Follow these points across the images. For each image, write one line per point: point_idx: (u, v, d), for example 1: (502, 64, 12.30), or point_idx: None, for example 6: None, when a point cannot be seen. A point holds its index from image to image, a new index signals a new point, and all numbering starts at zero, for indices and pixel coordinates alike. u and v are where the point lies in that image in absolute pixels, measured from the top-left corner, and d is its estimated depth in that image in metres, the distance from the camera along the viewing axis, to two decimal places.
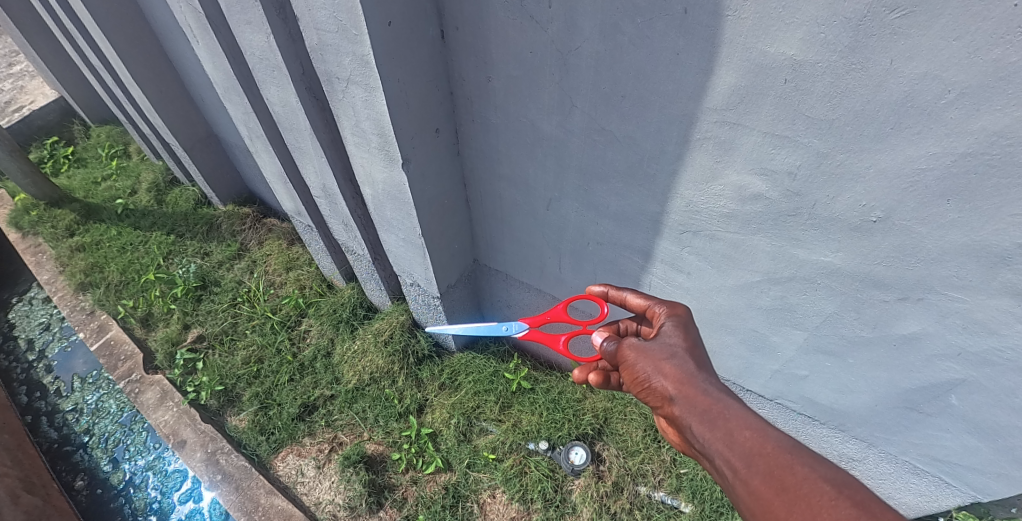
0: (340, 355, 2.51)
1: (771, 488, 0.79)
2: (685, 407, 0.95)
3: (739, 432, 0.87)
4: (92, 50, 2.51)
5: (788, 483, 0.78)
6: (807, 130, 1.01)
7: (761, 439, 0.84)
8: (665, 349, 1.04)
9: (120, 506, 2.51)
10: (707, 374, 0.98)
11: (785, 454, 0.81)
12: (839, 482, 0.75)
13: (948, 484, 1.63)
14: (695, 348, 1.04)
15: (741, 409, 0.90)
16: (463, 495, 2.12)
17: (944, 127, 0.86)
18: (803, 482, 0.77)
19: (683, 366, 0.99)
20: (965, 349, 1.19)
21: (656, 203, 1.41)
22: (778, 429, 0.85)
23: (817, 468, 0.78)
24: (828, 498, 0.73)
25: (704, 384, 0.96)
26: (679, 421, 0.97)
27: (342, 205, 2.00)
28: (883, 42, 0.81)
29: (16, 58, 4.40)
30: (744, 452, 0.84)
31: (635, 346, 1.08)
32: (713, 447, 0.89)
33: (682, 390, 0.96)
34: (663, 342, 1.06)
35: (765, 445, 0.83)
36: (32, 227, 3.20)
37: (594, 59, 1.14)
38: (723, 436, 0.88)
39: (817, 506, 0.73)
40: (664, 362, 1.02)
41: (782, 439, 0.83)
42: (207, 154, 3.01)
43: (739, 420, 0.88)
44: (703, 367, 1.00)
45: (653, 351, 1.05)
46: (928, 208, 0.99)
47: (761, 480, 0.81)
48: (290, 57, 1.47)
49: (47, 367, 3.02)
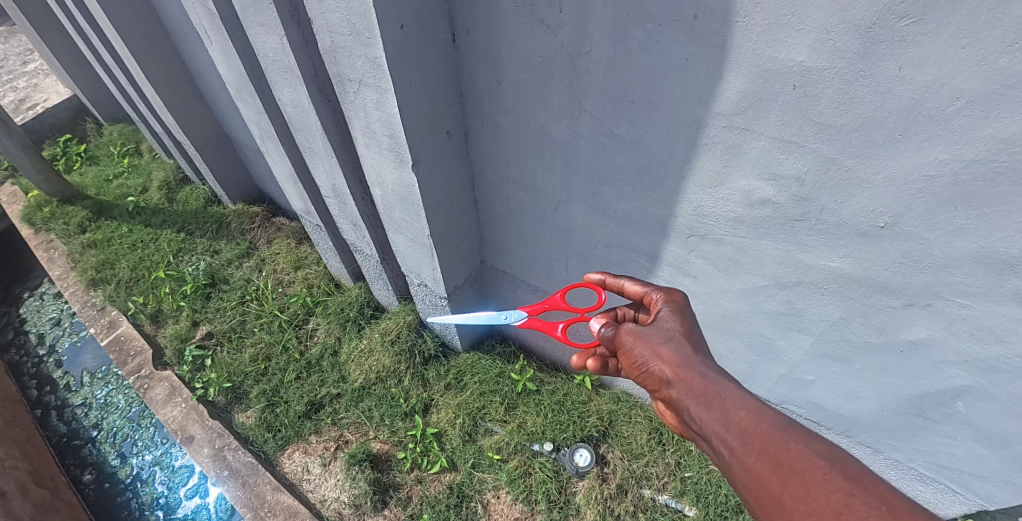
0: (347, 354, 2.53)
1: (765, 465, 0.80)
2: (682, 389, 0.96)
3: (735, 412, 0.87)
4: (106, 49, 2.55)
5: (783, 460, 0.78)
6: (815, 136, 1.01)
7: (755, 418, 0.85)
8: (662, 333, 1.06)
9: (128, 500, 2.54)
10: (703, 357, 0.99)
11: (780, 432, 0.82)
12: (833, 457, 0.76)
13: (954, 492, 1.62)
14: (692, 332, 1.06)
15: (737, 390, 0.91)
16: (468, 495, 2.14)
17: (952, 134, 0.86)
18: (798, 458, 0.77)
19: (679, 350, 1.01)
20: (973, 356, 1.19)
21: (663, 207, 1.42)
22: (772, 408, 0.86)
23: (810, 444, 0.79)
24: (822, 472, 0.74)
25: (700, 367, 0.97)
26: (676, 404, 0.98)
27: (351, 205, 2.02)
28: (892, 49, 0.81)
29: (31, 56, 4.45)
30: (740, 432, 0.85)
31: (632, 331, 1.10)
32: (709, 427, 0.90)
33: (678, 373, 0.97)
34: (660, 327, 1.08)
35: (760, 424, 0.84)
36: (44, 224, 3.25)
37: (604, 63, 1.15)
38: (719, 416, 0.89)
39: (811, 482, 0.74)
40: (661, 346, 1.03)
41: (776, 418, 0.84)
42: (217, 153, 3.04)
43: (734, 401, 0.89)
44: (699, 351, 1.01)
45: (650, 335, 1.06)
46: (937, 215, 0.99)
47: (755, 457, 0.81)
48: (303, 59, 1.49)
49: (57, 362, 3.06)
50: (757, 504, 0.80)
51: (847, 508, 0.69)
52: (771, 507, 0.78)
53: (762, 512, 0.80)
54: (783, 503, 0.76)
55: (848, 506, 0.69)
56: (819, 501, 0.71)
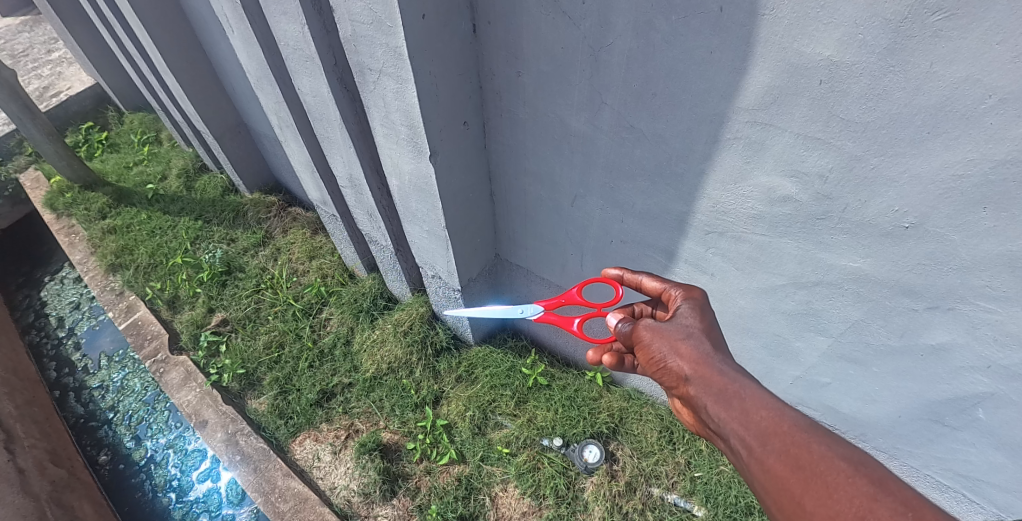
0: (359, 344, 2.56)
1: (785, 466, 0.79)
2: (700, 387, 0.95)
3: (754, 411, 0.86)
4: (130, 38, 2.59)
5: (804, 461, 0.77)
6: (841, 132, 0.99)
7: (776, 418, 0.84)
8: (681, 329, 1.04)
9: (141, 481, 2.58)
10: (723, 355, 0.98)
11: (802, 433, 0.81)
12: (856, 460, 0.75)
13: (971, 501, 1.59)
14: (712, 329, 1.04)
15: (758, 389, 0.90)
16: (475, 487, 2.14)
17: (984, 132, 0.84)
18: (820, 460, 0.76)
19: (699, 347, 1.00)
20: (996, 362, 1.17)
21: (682, 202, 1.40)
22: (794, 409, 0.85)
23: (833, 447, 0.78)
24: (845, 475, 0.73)
25: (720, 364, 0.96)
26: (694, 401, 0.97)
27: (368, 196, 2.03)
28: (923, 44, 0.79)
29: (55, 44, 4.54)
30: (760, 431, 0.84)
31: (651, 327, 1.09)
32: (727, 426, 0.89)
33: (697, 369, 0.96)
34: (679, 323, 1.06)
35: (781, 424, 0.83)
36: (66, 209, 3.30)
37: (627, 56, 1.14)
38: (738, 415, 0.88)
39: (834, 484, 0.73)
40: (680, 342, 1.02)
41: (798, 418, 0.83)
42: (235, 142, 3.07)
43: (754, 400, 0.88)
44: (718, 348, 1.00)
45: (669, 332, 1.05)
46: (964, 216, 0.97)
47: (776, 458, 0.80)
48: (323, 49, 1.50)
49: (75, 344, 3.12)
50: (776, 505, 0.79)
51: (870, 513, 0.68)
52: (790, 508, 0.77)
53: (780, 513, 0.79)
54: (803, 505, 0.75)
55: (873, 510, 0.68)
56: (841, 505, 0.71)
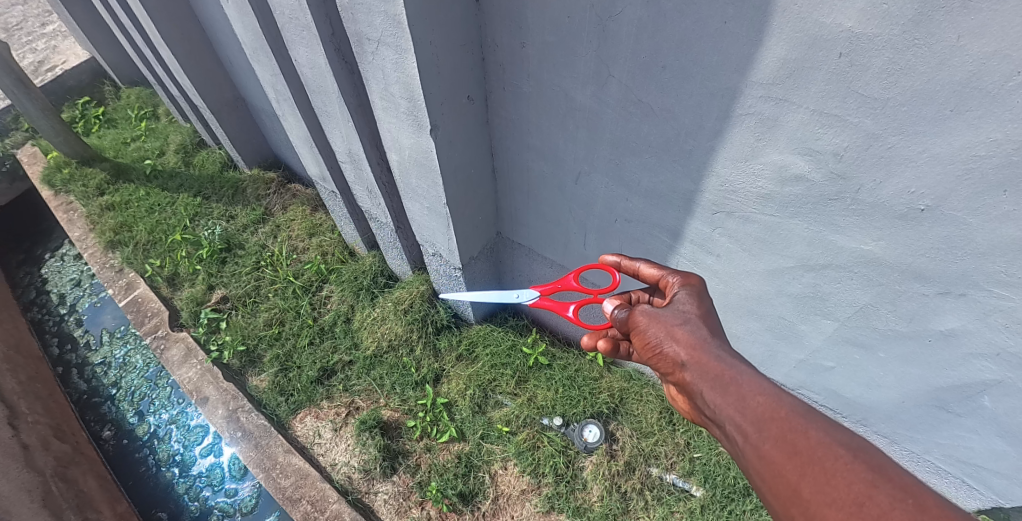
0: (359, 322, 2.55)
1: (782, 452, 0.77)
2: (697, 373, 0.93)
3: (752, 397, 0.85)
4: (122, 8, 2.51)
5: (801, 447, 0.75)
6: (858, 109, 0.96)
7: (773, 404, 0.82)
8: (679, 315, 1.03)
9: (145, 456, 2.61)
10: (720, 340, 0.96)
11: (800, 419, 0.78)
12: (854, 447, 0.73)
13: (969, 487, 1.60)
14: (709, 316, 1.02)
15: (755, 376, 0.88)
16: (475, 465, 2.16)
17: (1009, 111, 0.80)
18: (818, 446, 0.74)
19: (696, 332, 0.98)
20: (1005, 349, 1.15)
21: (689, 181, 1.37)
22: (791, 394, 0.83)
23: (831, 433, 0.76)
24: (843, 462, 0.71)
25: (716, 350, 0.94)
26: (690, 387, 0.95)
27: (367, 171, 2.00)
28: (951, 16, 0.75)
29: (50, 17, 4.43)
30: (757, 417, 0.82)
31: (647, 313, 1.07)
32: (723, 412, 0.87)
33: (694, 356, 0.95)
34: (676, 310, 1.05)
35: (778, 410, 0.81)
36: (65, 185, 3.27)
37: (636, 26, 1.09)
38: (735, 401, 0.86)
39: (832, 470, 0.71)
40: (677, 328, 1.00)
41: (796, 404, 0.81)
42: (233, 118, 3.02)
43: (751, 386, 0.86)
44: (715, 334, 0.98)
45: (666, 317, 1.04)
46: (983, 199, 0.94)
47: (772, 444, 0.78)
48: (321, 18, 1.45)
49: (77, 321, 3.12)
50: (771, 492, 0.77)
51: (870, 499, 0.65)
52: (785, 496, 0.75)
53: (775, 499, 0.77)
54: (799, 491, 0.73)
55: (871, 497, 0.65)
56: (840, 491, 0.68)
